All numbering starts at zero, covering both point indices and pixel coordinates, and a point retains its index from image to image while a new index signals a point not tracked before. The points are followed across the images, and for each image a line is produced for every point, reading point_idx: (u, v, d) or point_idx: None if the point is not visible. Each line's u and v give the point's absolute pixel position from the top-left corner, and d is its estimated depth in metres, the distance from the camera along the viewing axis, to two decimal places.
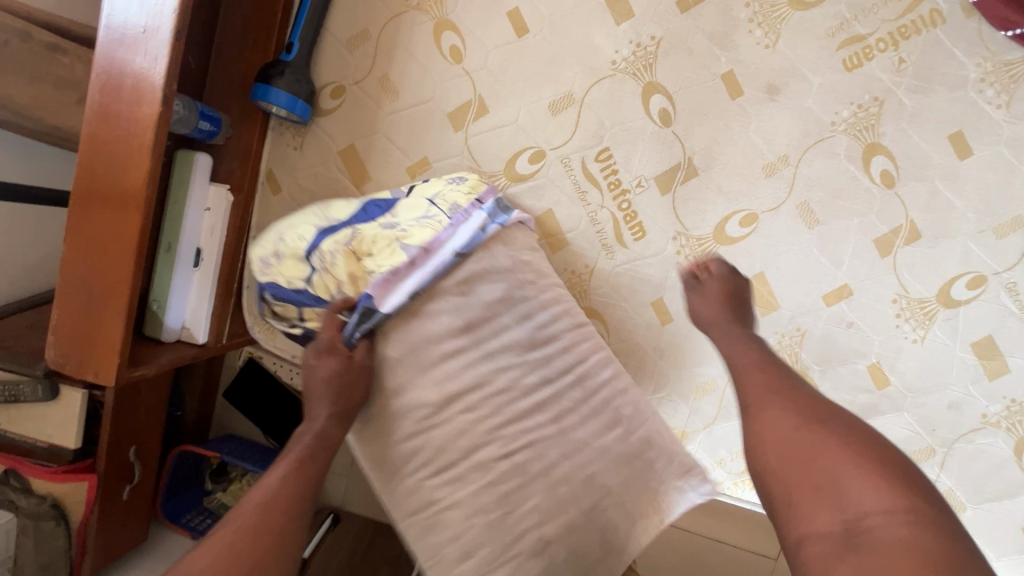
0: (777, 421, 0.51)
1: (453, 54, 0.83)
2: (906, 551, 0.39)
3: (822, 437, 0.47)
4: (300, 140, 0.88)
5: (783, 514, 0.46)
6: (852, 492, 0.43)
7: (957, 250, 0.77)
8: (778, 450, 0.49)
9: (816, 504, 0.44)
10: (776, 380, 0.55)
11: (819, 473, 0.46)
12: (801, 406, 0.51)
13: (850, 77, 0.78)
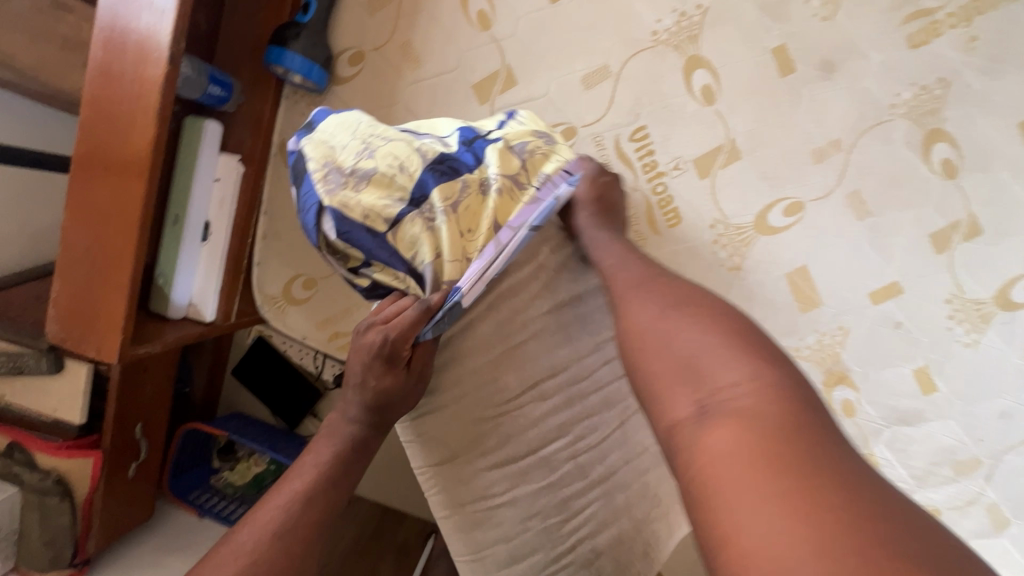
0: (660, 307, 0.47)
1: (481, 19, 0.77)
2: (757, 421, 0.36)
3: (677, 320, 0.45)
4: (315, 110, 0.83)
5: (648, 383, 0.44)
6: (711, 367, 0.40)
7: (1022, 248, 0.71)
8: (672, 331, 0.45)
9: (684, 381, 0.41)
10: (646, 276, 0.52)
11: (682, 355, 0.43)
12: (709, 313, 0.45)
13: (915, 55, 0.71)
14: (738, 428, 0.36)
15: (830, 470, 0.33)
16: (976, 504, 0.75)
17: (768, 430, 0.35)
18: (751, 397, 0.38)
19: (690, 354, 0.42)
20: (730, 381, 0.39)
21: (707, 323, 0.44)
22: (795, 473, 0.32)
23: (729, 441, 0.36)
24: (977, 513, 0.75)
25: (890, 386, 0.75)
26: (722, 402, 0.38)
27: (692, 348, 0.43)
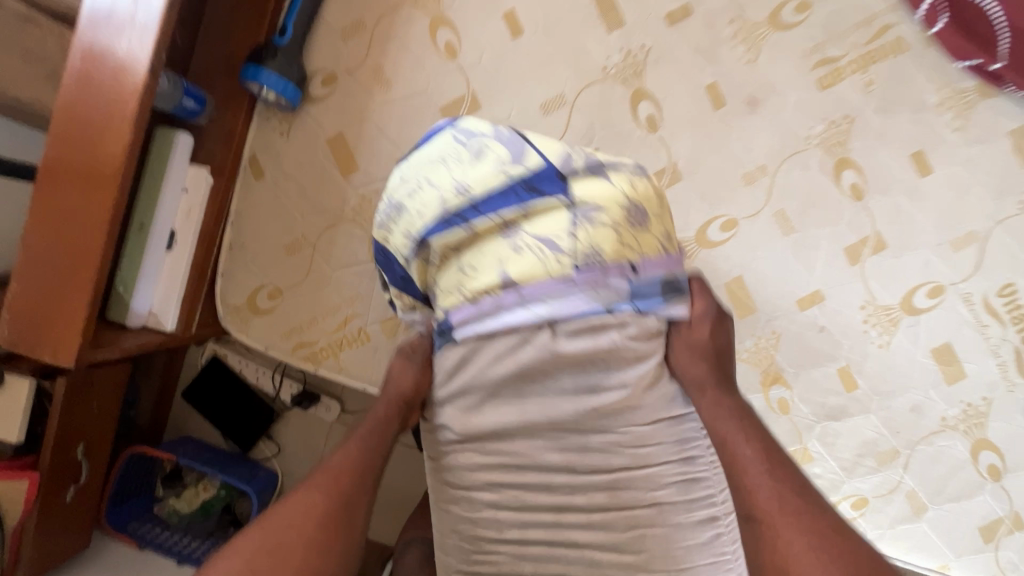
0: (738, 437, 0.53)
1: (448, 49, 0.84)
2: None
3: (765, 468, 0.52)
4: (287, 127, 0.86)
5: (741, 521, 0.50)
6: (789, 526, 0.49)
7: (919, 261, 0.82)
8: (762, 475, 0.51)
9: (779, 530, 0.49)
10: (735, 410, 0.54)
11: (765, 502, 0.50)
12: (760, 439, 0.53)
13: (823, 94, 0.83)
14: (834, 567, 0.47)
15: None
16: (897, 491, 0.83)
17: (848, 557, 0.47)
18: (831, 538, 0.48)
19: (783, 517, 0.49)
20: (810, 524, 0.49)
21: (775, 468, 0.52)
22: (848, 565, 0.47)
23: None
24: (899, 499, 0.83)
25: (819, 384, 0.83)
26: (815, 549, 0.48)
27: (783, 508, 0.50)
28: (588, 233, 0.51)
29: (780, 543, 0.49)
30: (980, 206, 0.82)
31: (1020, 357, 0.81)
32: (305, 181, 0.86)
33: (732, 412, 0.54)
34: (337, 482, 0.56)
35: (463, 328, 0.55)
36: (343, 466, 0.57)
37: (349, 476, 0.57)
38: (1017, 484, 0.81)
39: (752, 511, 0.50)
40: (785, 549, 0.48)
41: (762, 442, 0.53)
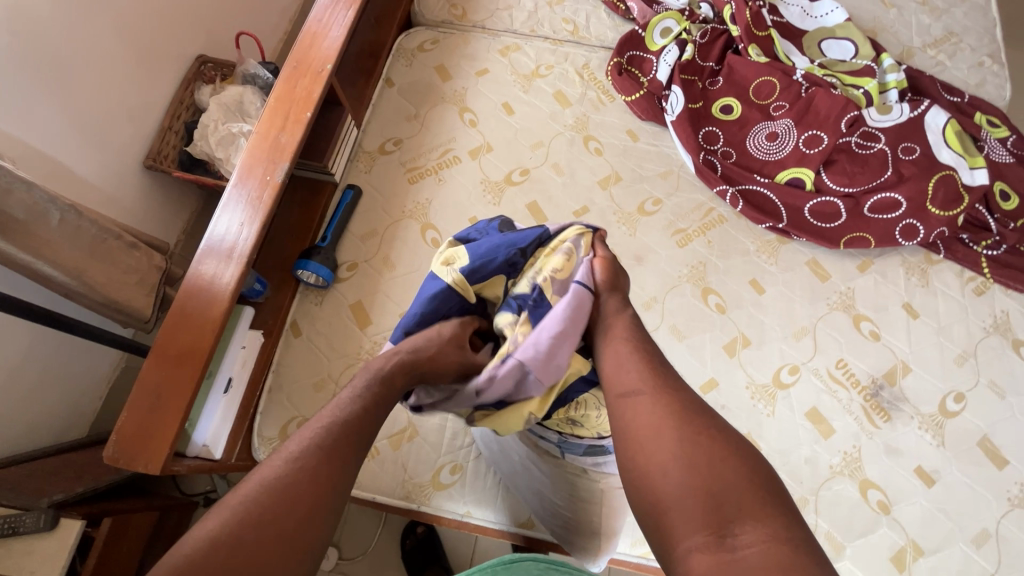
0: (654, 413, 0.67)
1: (434, 242, 1.26)
2: (730, 492, 0.60)
3: (676, 422, 0.66)
4: (321, 298, 1.20)
5: (637, 437, 0.67)
6: (679, 452, 0.64)
7: (775, 351, 1.16)
8: (649, 389, 0.69)
9: (658, 460, 0.64)
10: (644, 374, 0.71)
11: (651, 438, 0.66)
12: (657, 381, 0.70)
13: (683, 248, 1.26)
14: (708, 471, 0.61)
15: (755, 504, 0.59)
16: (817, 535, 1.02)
17: (738, 476, 0.61)
18: (714, 447, 0.63)
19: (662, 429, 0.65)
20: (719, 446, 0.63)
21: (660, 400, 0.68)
22: (736, 479, 0.61)
23: (703, 478, 0.61)
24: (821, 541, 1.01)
25: None
26: (703, 459, 0.62)
27: (664, 412, 0.67)
28: (599, 415, 0.79)
29: (662, 458, 0.64)
30: (803, 309, 1.20)
31: (867, 412, 1.10)
32: (332, 336, 1.17)
33: (655, 387, 0.70)
34: (307, 475, 0.61)
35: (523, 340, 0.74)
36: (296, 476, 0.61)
37: (313, 474, 0.62)
38: (903, 514, 1.02)
39: (639, 416, 0.68)
40: (659, 441, 0.65)
41: (650, 380, 0.70)
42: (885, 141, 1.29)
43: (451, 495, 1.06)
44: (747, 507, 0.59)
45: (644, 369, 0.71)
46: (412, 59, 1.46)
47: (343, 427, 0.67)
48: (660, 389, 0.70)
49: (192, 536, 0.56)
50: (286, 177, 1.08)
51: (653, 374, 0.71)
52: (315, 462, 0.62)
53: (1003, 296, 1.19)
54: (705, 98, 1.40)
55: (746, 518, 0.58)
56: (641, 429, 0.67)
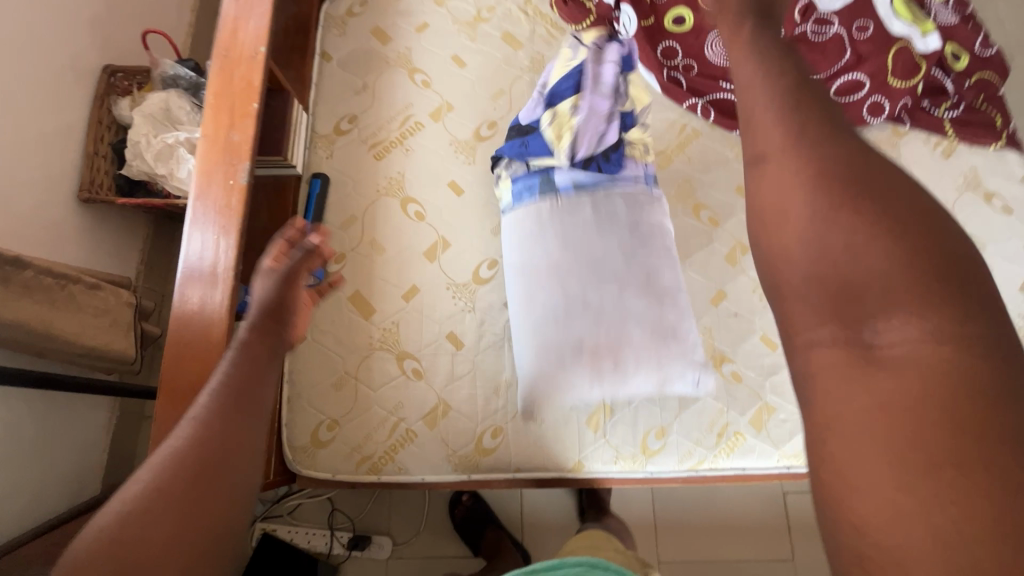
0: (816, 289, 0.56)
1: (418, 215, 1.20)
2: (922, 387, 0.48)
3: (871, 268, 0.53)
4: (316, 297, 1.14)
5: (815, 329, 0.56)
6: (897, 328, 0.51)
7: None
8: (805, 240, 0.57)
9: (834, 325, 0.54)
10: (839, 182, 0.57)
11: (859, 308, 0.53)
12: (831, 194, 0.56)
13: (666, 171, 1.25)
14: (896, 385, 0.49)
15: (938, 425, 0.45)
16: None
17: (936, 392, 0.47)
18: (920, 368, 0.48)
19: (880, 267, 0.53)
20: (939, 338, 0.49)
21: (894, 235, 0.53)
22: (918, 391, 0.48)
23: (894, 399, 0.48)
24: None
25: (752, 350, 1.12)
26: (870, 380, 0.50)
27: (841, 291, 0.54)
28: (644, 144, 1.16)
29: (836, 392, 0.51)
30: None
31: None
32: (339, 332, 1.12)
33: (819, 223, 0.56)
34: (209, 443, 0.61)
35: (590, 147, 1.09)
36: (176, 463, 0.59)
37: (210, 442, 0.61)
38: None
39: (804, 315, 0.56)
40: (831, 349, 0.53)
41: (819, 211, 0.56)
42: (840, 23, 1.27)
43: (499, 457, 1.06)
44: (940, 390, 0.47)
45: (807, 184, 0.57)
46: (345, 27, 1.35)
47: (236, 382, 0.68)
48: (823, 227, 0.56)
49: (87, 541, 0.54)
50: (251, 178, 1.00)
51: (824, 201, 0.56)
52: (206, 441, 0.61)
53: (969, 153, 1.25)
54: (655, 12, 1.32)
55: (916, 407, 0.47)
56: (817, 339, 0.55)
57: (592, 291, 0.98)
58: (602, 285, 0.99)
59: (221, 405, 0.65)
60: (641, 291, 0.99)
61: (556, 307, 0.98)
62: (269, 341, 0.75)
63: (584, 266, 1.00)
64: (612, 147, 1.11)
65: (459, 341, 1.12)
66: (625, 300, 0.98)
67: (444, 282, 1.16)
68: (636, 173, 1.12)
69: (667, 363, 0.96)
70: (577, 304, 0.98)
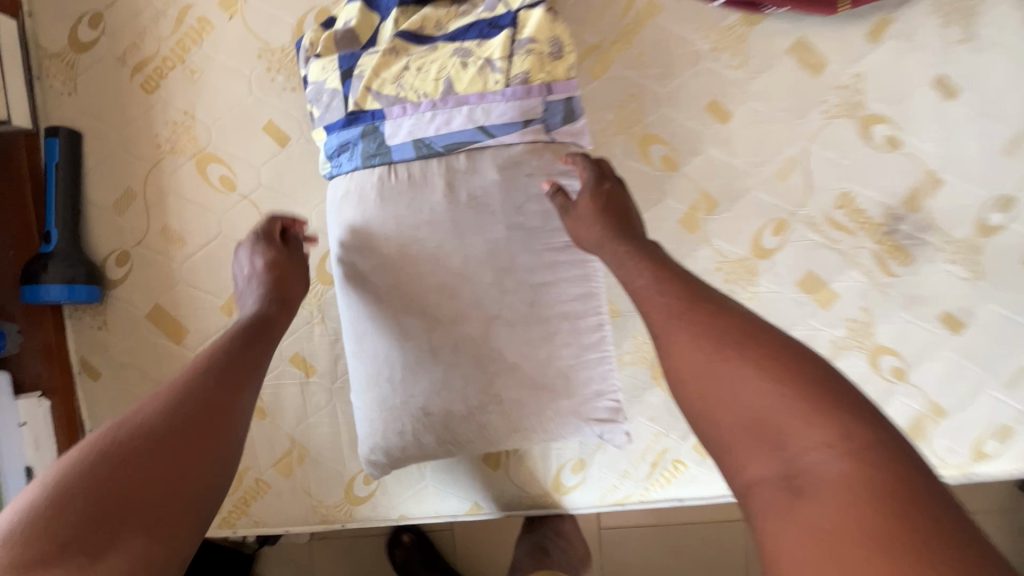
0: (692, 359, 0.45)
1: (225, 183, 0.80)
2: (843, 484, 0.36)
3: (736, 365, 0.43)
4: (102, 318, 0.82)
5: (707, 427, 0.44)
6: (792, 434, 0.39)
7: (752, 204, 0.81)
8: (704, 359, 0.45)
9: (766, 455, 0.40)
10: (672, 296, 0.50)
11: (747, 414, 0.41)
12: (728, 325, 0.46)
13: (602, 83, 0.81)
14: (792, 423, 0.40)
15: (890, 493, 0.35)
16: None
17: (874, 467, 0.36)
18: (814, 404, 0.40)
19: (780, 418, 0.40)
20: (862, 447, 0.37)
21: (785, 375, 0.42)
22: (847, 465, 0.37)
23: (811, 467, 0.38)
24: None
25: None
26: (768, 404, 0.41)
27: (751, 386, 0.42)
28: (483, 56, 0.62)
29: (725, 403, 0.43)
30: (788, 129, 0.80)
31: (880, 258, 0.81)
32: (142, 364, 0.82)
33: (675, 316, 0.48)
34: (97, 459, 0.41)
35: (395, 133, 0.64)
36: (206, 382, 0.49)
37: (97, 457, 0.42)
38: (922, 376, 0.81)
39: (687, 380, 0.45)
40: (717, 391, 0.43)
41: (692, 307, 0.48)
42: None
43: (377, 506, 0.85)
44: (827, 439, 0.38)
45: (651, 280, 0.52)
46: None
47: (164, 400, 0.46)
48: (715, 334, 0.45)
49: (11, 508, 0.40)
50: None
51: (670, 302, 0.49)
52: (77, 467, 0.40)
53: None
54: None
55: (809, 437, 0.39)
56: (687, 391, 0.45)
57: (435, 337, 0.63)
58: (449, 326, 0.63)
59: (188, 381, 0.49)
60: (481, 357, 0.63)
61: (410, 359, 0.64)
62: (275, 331, 0.60)
63: (427, 290, 0.63)
64: (482, 66, 0.62)
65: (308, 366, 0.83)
66: (496, 351, 0.63)
67: None
68: (530, 112, 0.62)
69: (551, 428, 0.66)
70: (421, 360, 0.64)
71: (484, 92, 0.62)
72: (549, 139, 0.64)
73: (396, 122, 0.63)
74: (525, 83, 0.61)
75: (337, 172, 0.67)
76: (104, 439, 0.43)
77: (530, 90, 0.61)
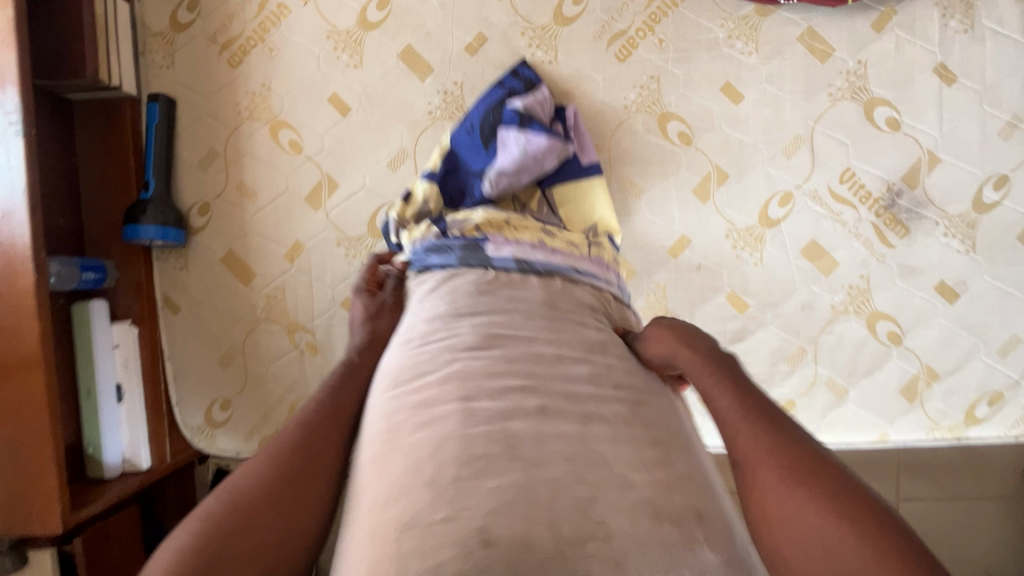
0: (766, 492, 0.43)
1: (294, 146, 0.93)
2: None
3: (810, 498, 0.41)
4: (184, 261, 0.95)
5: (772, 558, 0.43)
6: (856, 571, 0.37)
7: (760, 177, 0.89)
8: (773, 478, 0.43)
9: None
10: (753, 409, 0.48)
11: (815, 550, 0.40)
12: (784, 434, 0.46)
13: (626, 66, 0.90)
14: (852, 559, 0.38)
15: None
16: (817, 384, 0.90)
17: None
18: (878, 542, 0.38)
19: (838, 537, 0.39)
20: None
21: (861, 520, 0.39)
22: None
23: None
24: (821, 391, 0.90)
25: (712, 314, 0.90)
26: (829, 540, 0.39)
27: (818, 516, 0.40)
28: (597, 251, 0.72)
29: (791, 544, 0.41)
30: (796, 110, 0.88)
31: (879, 230, 0.87)
32: (217, 302, 0.95)
33: (753, 424, 0.47)
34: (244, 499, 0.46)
35: (497, 249, 0.64)
36: (320, 442, 0.52)
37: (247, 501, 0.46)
38: (917, 341, 0.88)
39: (767, 504, 0.43)
40: (774, 505, 0.42)
41: (760, 422, 0.47)
42: None
43: None
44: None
45: (736, 402, 0.49)
46: None
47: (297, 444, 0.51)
48: (782, 451, 0.44)
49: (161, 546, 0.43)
50: (22, 108, 0.73)
51: (751, 411, 0.48)
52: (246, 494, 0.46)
53: None
54: None
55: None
56: (769, 534, 0.43)
57: (487, 419, 0.44)
58: (521, 411, 0.46)
59: (305, 432, 0.52)
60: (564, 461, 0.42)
61: (469, 456, 0.42)
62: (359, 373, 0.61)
63: (508, 378, 0.48)
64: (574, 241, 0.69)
65: (355, 309, 0.94)
66: (583, 453, 0.43)
67: (335, 238, 0.93)
68: (607, 278, 0.69)
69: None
70: (462, 458, 0.41)
71: (573, 254, 0.67)
72: (619, 297, 0.69)
73: (499, 245, 0.65)
74: (602, 262, 0.69)
75: (421, 268, 0.69)
76: (241, 482, 0.47)
77: (606, 267, 0.69)
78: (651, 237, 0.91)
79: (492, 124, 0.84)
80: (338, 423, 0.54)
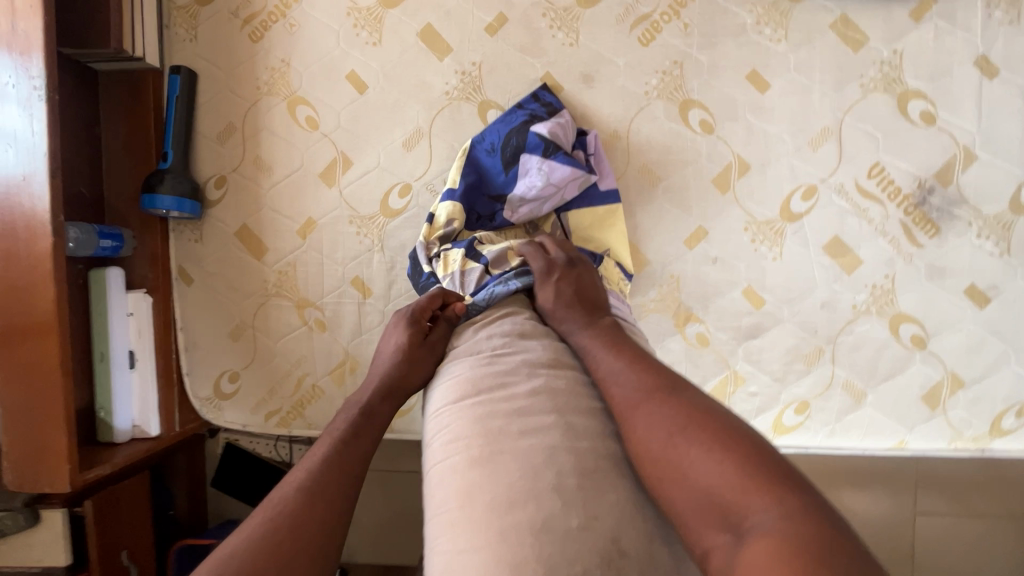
0: (650, 427, 0.47)
1: (310, 122, 0.93)
2: (766, 539, 0.37)
3: (688, 433, 0.45)
4: (199, 233, 0.96)
5: (661, 490, 0.45)
6: (715, 483, 0.41)
7: (783, 170, 0.86)
8: (651, 416, 0.47)
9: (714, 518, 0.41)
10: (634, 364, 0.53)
11: (686, 471, 0.43)
12: (659, 380, 0.51)
13: (648, 50, 0.87)
14: (713, 473, 0.42)
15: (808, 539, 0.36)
16: (834, 386, 0.86)
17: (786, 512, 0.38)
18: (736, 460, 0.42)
19: (707, 460, 0.43)
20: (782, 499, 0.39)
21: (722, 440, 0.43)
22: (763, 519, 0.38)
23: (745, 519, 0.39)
24: (837, 393, 0.86)
25: (727, 308, 0.88)
26: (701, 464, 0.43)
27: (698, 445, 0.44)
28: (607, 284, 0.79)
29: (676, 472, 0.44)
30: (824, 101, 0.85)
31: (907, 228, 0.84)
32: (229, 276, 0.96)
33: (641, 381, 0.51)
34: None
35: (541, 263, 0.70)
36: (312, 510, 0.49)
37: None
38: (942, 346, 0.84)
39: (639, 437, 0.47)
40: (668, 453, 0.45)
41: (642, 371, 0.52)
42: None
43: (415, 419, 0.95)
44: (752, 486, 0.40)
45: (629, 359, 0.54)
46: None
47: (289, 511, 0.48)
48: (659, 390, 0.49)
49: None
50: (46, 74, 0.74)
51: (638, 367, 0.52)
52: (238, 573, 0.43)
53: None
54: None
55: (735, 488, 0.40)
56: (643, 458, 0.46)
57: (516, 453, 0.47)
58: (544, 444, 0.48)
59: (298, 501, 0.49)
60: (587, 491, 0.44)
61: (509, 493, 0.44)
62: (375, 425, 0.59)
63: (534, 413, 0.50)
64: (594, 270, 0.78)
65: (364, 287, 0.94)
66: (605, 483, 0.45)
67: (347, 216, 0.93)
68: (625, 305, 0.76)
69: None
70: (496, 500, 0.44)
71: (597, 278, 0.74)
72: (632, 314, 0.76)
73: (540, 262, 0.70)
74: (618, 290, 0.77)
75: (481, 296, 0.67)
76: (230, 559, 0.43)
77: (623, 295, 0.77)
78: (667, 226, 0.89)
79: (514, 149, 0.83)
80: (332, 484, 0.51)
